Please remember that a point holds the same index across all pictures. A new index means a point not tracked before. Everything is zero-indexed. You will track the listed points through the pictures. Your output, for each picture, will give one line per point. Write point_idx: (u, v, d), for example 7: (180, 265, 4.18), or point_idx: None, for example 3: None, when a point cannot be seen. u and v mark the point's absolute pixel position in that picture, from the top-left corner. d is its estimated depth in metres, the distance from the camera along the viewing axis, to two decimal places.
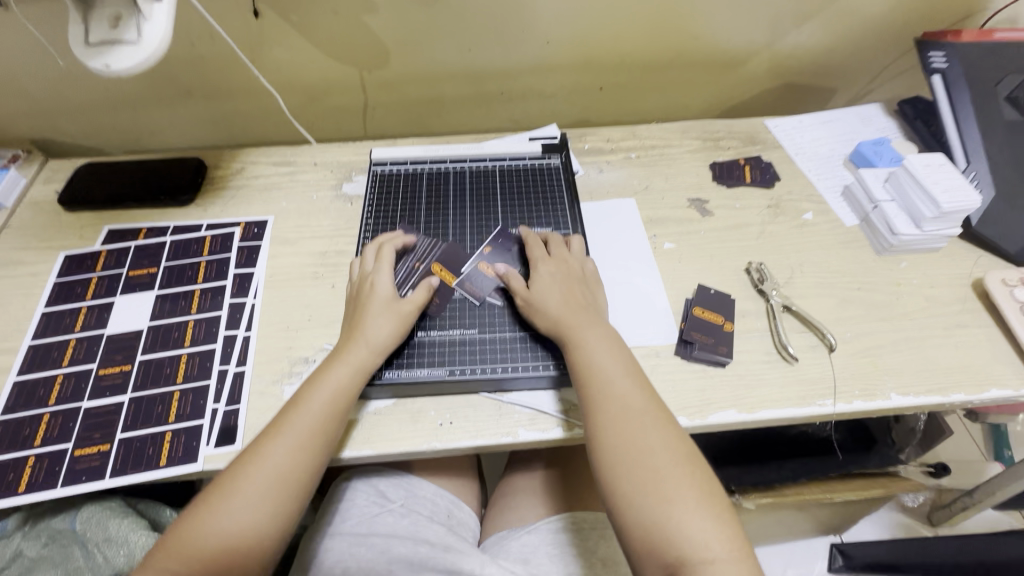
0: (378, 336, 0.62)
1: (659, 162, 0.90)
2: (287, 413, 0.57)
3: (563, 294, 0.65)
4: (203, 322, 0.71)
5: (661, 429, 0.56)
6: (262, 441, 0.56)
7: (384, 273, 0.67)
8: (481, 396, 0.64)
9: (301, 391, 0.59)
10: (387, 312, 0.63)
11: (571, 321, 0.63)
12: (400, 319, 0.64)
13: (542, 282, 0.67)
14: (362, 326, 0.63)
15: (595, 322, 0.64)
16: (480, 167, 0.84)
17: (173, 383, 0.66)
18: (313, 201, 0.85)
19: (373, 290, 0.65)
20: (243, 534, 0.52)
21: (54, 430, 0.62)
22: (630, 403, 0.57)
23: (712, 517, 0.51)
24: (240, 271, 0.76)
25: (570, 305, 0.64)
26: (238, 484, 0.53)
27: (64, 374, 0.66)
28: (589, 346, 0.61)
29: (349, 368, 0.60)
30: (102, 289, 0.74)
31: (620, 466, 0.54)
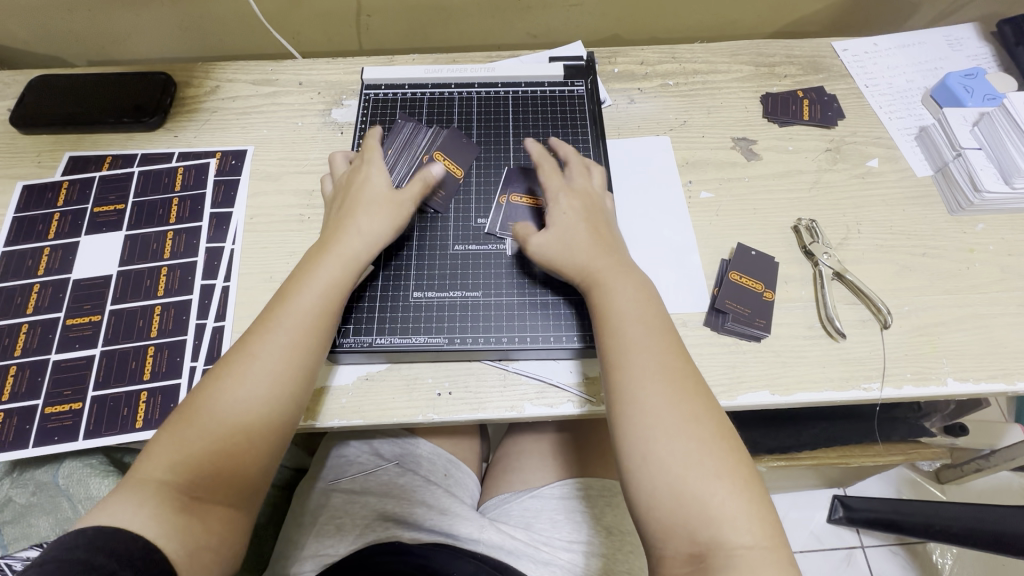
0: (366, 225, 0.55)
1: (701, 92, 0.76)
2: (271, 317, 0.51)
3: (589, 231, 0.56)
4: (177, 270, 0.63)
5: (694, 398, 0.49)
6: (244, 346, 0.50)
7: (378, 167, 0.58)
8: (484, 364, 0.57)
9: (286, 287, 0.53)
10: (378, 203, 0.56)
11: (602, 266, 0.54)
12: (394, 213, 0.56)
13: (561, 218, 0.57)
14: (348, 220, 0.55)
15: (629, 269, 0.55)
16: (490, 94, 0.69)
17: (147, 338, 0.60)
18: (299, 129, 0.74)
19: (366, 184, 0.58)
20: (237, 438, 0.47)
21: (22, 385, 0.57)
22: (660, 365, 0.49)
23: (746, 499, 0.45)
24: (217, 210, 0.67)
25: (599, 245, 0.55)
26: (225, 386, 0.48)
27: (29, 323, 0.61)
28: (620, 295, 0.53)
29: (340, 266, 0.53)
30: (65, 227, 0.67)
31: (646, 433, 0.47)
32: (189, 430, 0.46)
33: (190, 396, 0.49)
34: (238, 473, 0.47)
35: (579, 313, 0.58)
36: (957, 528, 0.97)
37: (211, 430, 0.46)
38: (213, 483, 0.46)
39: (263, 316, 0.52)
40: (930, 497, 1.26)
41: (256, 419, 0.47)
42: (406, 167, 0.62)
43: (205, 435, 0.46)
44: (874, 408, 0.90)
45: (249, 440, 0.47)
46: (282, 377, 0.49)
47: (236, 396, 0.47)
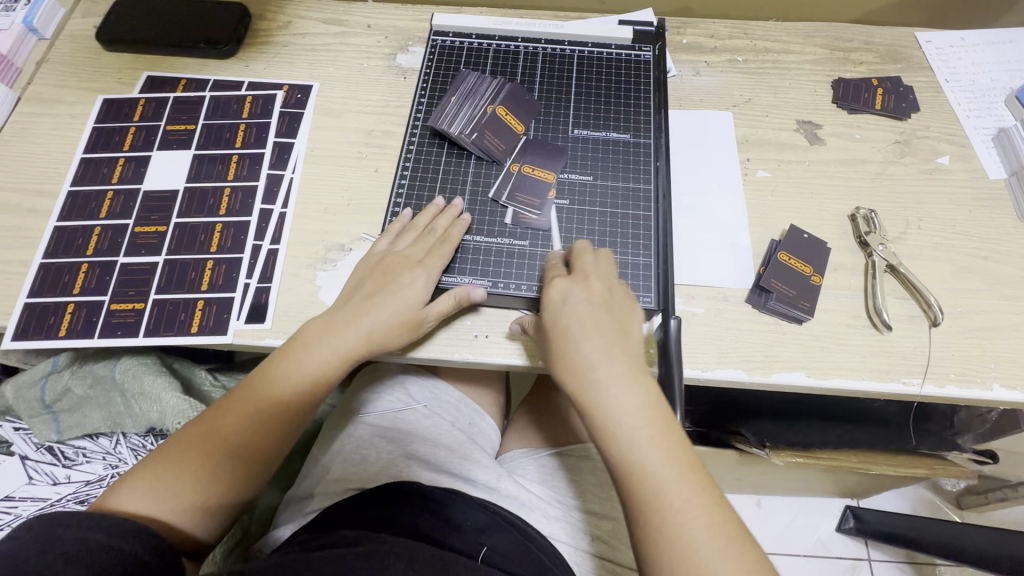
0: (378, 338, 0.53)
1: (771, 70, 0.74)
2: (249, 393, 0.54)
3: (597, 347, 0.49)
4: (239, 192, 0.66)
5: (724, 536, 0.44)
6: (218, 412, 0.54)
7: (426, 274, 0.55)
8: (521, 312, 0.58)
9: (279, 357, 0.55)
10: (398, 311, 0.54)
11: (614, 386, 0.48)
12: (407, 328, 0.54)
13: (561, 311, 0.51)
14: (360, 319, 0.54)
15: (646, 381, 0.48)
16: (556, 51, 0.69)
17: (207, 252, 0.63)
18: (364, 70, 0.75)
19: (402, 284, 0.55)
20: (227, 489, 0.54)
21: (91, 281, 0.61)
22: (687, 507, 0.44)
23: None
24: (280, 140, 0.70)
25: (610, 361, 0.48)
26: (218, 435, 0.54)
27: (101, 227, 0.65)
28: (631, 422, 0.47)
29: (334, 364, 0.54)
30: (140, 140, 0.70)
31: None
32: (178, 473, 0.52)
33: (183, 437, 0.54)
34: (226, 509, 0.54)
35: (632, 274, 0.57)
36: (972, 550, 0.95)
37: (202, 479, 0.52)
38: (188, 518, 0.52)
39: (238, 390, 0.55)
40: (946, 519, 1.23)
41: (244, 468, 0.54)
42: (468, 111, 0.62)
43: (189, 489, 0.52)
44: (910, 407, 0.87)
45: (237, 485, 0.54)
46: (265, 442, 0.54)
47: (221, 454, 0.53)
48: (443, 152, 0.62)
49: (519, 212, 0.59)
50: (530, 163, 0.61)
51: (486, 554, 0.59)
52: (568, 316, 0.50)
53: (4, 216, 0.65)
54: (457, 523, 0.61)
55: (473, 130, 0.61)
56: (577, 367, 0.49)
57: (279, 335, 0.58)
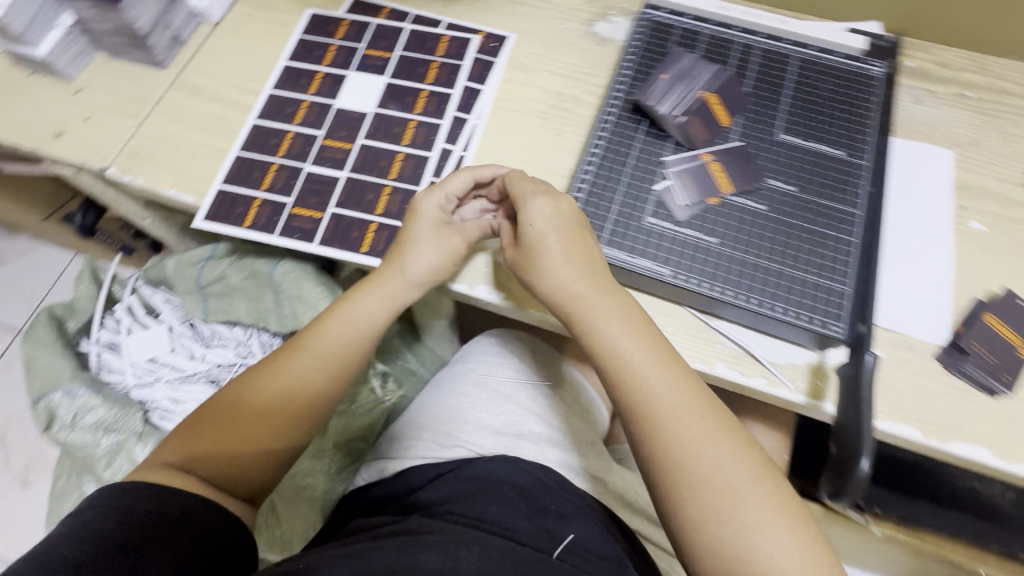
0: (418, 264, 0.56)
1: (1005, 115, 0.66)
2: (261, 369, 0.57)
3: (551, 259, 0.51)
4: (423, 127, 0.67)
5: (719, 422, 0.47)
6: (260, 368, 0.57)
7: (439, 195, 0.57)
8: (685, 310, 0.56)
9: (329, 313, 0.58)
10: (436, 235, 0.57)
11: (582, 298, 0.51)
12: (448, 251, 0.57)
13: (534, 227, 0.52)
14: (403, 253, 0.57)
15: (608, 288, 0.51)
16: (775, 47, 0.64)
17: (386, 178, 0.64)
18: (561, 31, 0.74)
19: (424, 214, 0.57)
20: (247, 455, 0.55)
21: (278, 182, 0.65)
22: (673, 393, 0.48)
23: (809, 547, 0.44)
24: (470, 84, 0.70)
25: (570, 274, 0.51)
26: (264, 387, 0.56)
27: (293, 132, 0.68)
28: (605, 333, 0.50)
29: (346, 316, 0.57)
30: (339, 59, 0.72)
31: (691, 498, 0.45)
32: (218, 424, 0.55)
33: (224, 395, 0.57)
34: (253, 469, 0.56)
35: (822, 299, 0.53)
36: None
37: (235, 424, 0.55)
38: (224, 461, 0.55)
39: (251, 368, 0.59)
40: None
41: (275, 411, 0.56)
42: (679, 92, 0.59)
43: (207, 448, 0.54)
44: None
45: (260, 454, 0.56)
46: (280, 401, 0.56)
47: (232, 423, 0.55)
48: (640, 129, 0.60)
49: (671, 190, 0.57)
50: (721, 163, 0.57)
51: (562, 552, 0.55)
52: (528, 226, 0.53)
53: (210, 105, 0.70)
54: (540, 510, 0.60)
55: (682, 114, 0.58)
56: (544, 283, 0.52)
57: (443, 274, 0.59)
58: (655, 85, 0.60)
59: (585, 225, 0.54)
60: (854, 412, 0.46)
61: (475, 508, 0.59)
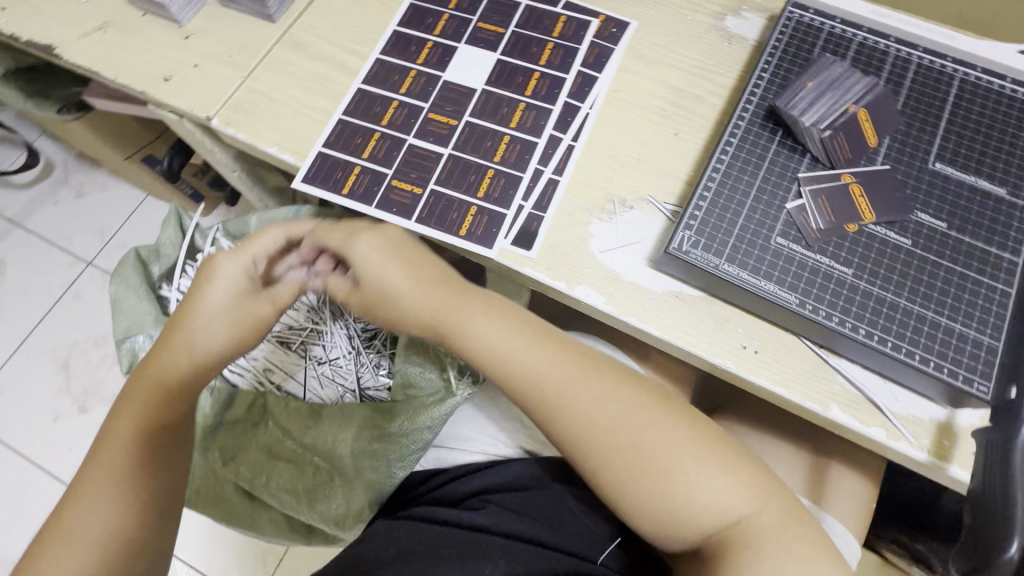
0: (215, 324, 0.55)
1: None
2: (143, 380, 0.53)
3: (399, 283, 0.54)
4: (532, 111, 0.64)
5: (608, 384, 0.49)
6: (125, 401, 0.53)
7: (239, 260, 0.56)
8: (802, 342, 0.52)
9: (171, 333, 0.55)
10: (240, 306, 0.56)
11: (446, 313, 0.53)
12: (257, 313, 0.57)
13: (365, 265, 0.54)
14: (202, 304, 0.55)
15: (467, 295, 0.53)
16: (936, 64, 0.58)
17: (490, 160, 0.61)
18: (689, 22, 0.69)
19: (220, 276, 0.56)
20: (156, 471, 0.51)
21: (379, 152, 0.63)
22: (553, 371, 0.50)
23: (723, 461, 0.47)
24: (585, 70, 0.66)
25: (414, 290, 0.54)
26: (129, 408, 0.53)
27: (398, 102, 0.65)
28: (477, 335, 0.52)
29: (195, 346, 0.54)
30: (450, 29, 0.69)
31: (604, 460, 0.47)
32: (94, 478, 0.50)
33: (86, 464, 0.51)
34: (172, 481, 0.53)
35: (965, 352, 0.48)
36: None
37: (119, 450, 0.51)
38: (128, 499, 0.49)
39: (119, 399, 0.54)
40: None
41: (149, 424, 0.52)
42: (828, 104, 0.54)
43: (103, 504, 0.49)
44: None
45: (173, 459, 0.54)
46: (178, 378, 0.54)
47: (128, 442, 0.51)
48: (775, 140, 0.55)
49: (806, 211, 0.52)
50: (865, 187, 0.52)
51: (606, 558, 0.55)
52: (362, 265, 0.55)
53: (316, 65, 0.68)
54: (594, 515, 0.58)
55: (828, 128, 0.52)
56: (404, 313, 0.54)
57: (542, 269, 0.56)
58: (807, 86, 0.55)
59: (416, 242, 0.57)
60: (1002, 482, 0.41)
61: (525, 503, 0.58)
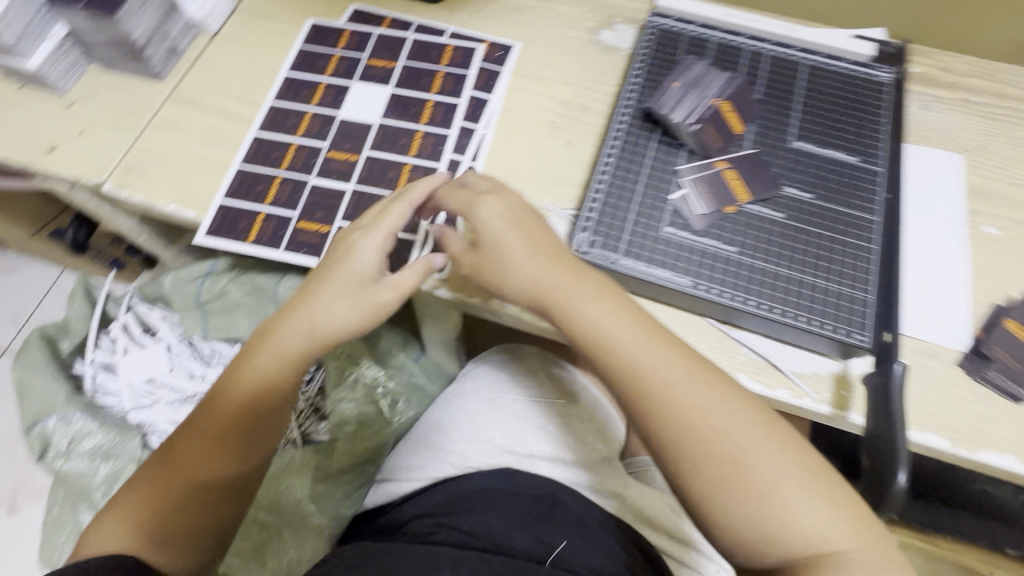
0: (329, 312, 0.52)
1: (1012, 119, 0.67)
2: (211, 403, 0.54)
3: (516, 255, 0.51)
4: (430, 137, 0.66)
5: (710, 392, 0.46)
6: (197, 415, 0.54)
7: (370, 241, 0.54)
8: (706, 322, 0.55)
9: (255, 340, 0.54)
10: (354, 288, 0.53)
11: (559, 286, 0.49)
12: (367, 305, 0.52)
13: (486, 230, 0.52)
14: (316, 300, 0.53)
15: (577, 271, 0.50)
16: (785, 54, 0.64)
17: (394, 190, 0.63)
18: (567, 39, 0.73)
19: (348, 255, 0.53)
20: (198, 486, 0.54)
21: (283, 196, 0.63)
22: (657, 367, 0.46)
23: (829, 499, 0.43)
24: (476, 93, 0.69)
25: (530, 263, 0.50)
26: (195, 428, 0.54)
27: (297, 145, 0.66)
28: (588, 314, 0.48)
29: (300, 336, 0.52)
30: (342, 69, 0.71)
31: (685, 461, 0.44)
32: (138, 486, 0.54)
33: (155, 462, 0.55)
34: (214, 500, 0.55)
35: (845, 308, 0.52)
36: None
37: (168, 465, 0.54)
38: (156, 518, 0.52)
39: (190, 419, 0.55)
40: None
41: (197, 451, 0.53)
42: (690, 99, 0.58)
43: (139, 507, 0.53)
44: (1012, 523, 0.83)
45: (212, 485, 0.54)
46: (230, 419, 0.53)
47: (182, 459, 0.53)
48: (653, 138, 0.59)
49: (688, 200, 0.56)
50: (737, 170, 0.56)
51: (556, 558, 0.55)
52: (482, 228, 0.52)
53: (210, 117, 0.68)
54: (538, 517, 0.59)
55: (695, 122, 0.57)
56: (511, 282, 0.51)
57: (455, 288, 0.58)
58: (666, 97, 0.59)
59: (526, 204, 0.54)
60: (885, 424, 0.46)
61: (470, 520, 0.58)
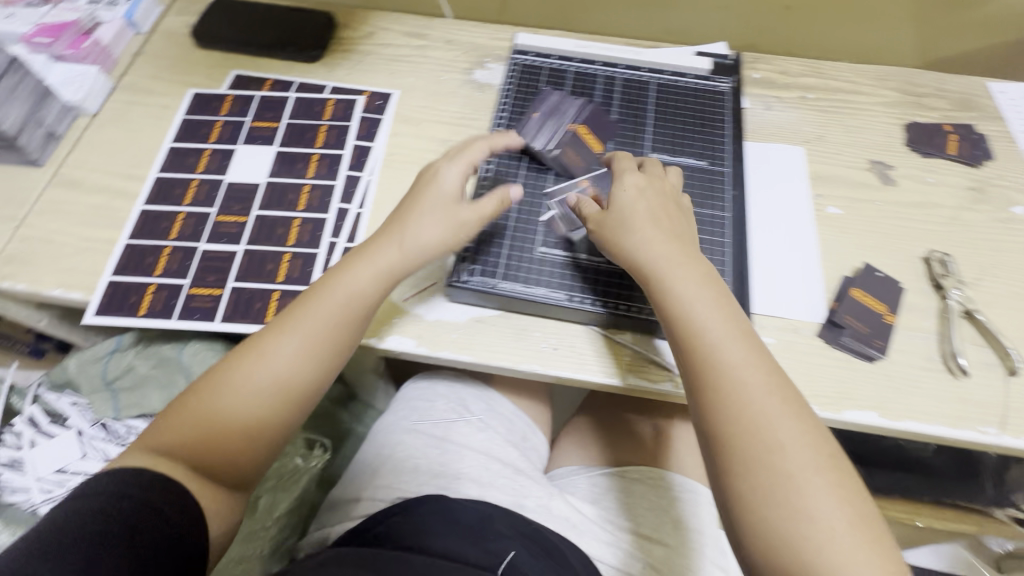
0: (417, 235, 0.56)
1: (841, 110, 0.75)
2: (243, 376, 0.53)
3: (642, 228, 0.54)
4: (318, 190, 0.68)
5: (791, 408, 0.46)
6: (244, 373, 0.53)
7: (455, 168, 0.58)
8: (591, 330, 0.59)
9: (297, 315, 0.55)
10: (436, 210, 0.57)
11: (663, 261, 0.53)
12: (451, 226, 0.56)
13: (625, 195, 0.56)
14: (406, 223, 0.57)
15: (687, 258, 0.53)
16: (635, 76, 0.70)
17: (285, 245, 0.65)
18: (442, 82, 0.78)
19: (434, 180, 0.58)
20: (234, 436, 0.52)
21: (173, 265, 0.64)
22: (743, 366, 0.47)
23: (870, 538, 0.42)
24: (359, 142, 0.72)
25: (656, 240, 0.53)
26: (228, 392, 0.52)
27: (185, 213, 0.67)
28: (682, 293, 0.51)
29: (373, 268, 0.55)
30: (226, 134, 0.73)
31: (738, 433, 0.45)
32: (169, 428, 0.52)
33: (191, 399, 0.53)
34: (238, 462, 0.53)
35: None
36: None
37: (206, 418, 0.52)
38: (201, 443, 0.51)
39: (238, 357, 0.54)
40: None
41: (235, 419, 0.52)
42: (553, 128, 0.63)
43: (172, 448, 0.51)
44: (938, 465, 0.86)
45: (247, 442, 0.52)
46: (270, 398, 0.53)
47: (238, 407, 0.52)
48: (522, 166, 0.64)
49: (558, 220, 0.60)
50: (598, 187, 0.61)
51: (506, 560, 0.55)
52: (620, 194, 0.56)
53: (94, 196, 0.68)
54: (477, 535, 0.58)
55: (555, 147, 0.62)
56: (625, 244, 0.54)
57: None
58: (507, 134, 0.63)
59: (672, 194, 0.58)
60: None
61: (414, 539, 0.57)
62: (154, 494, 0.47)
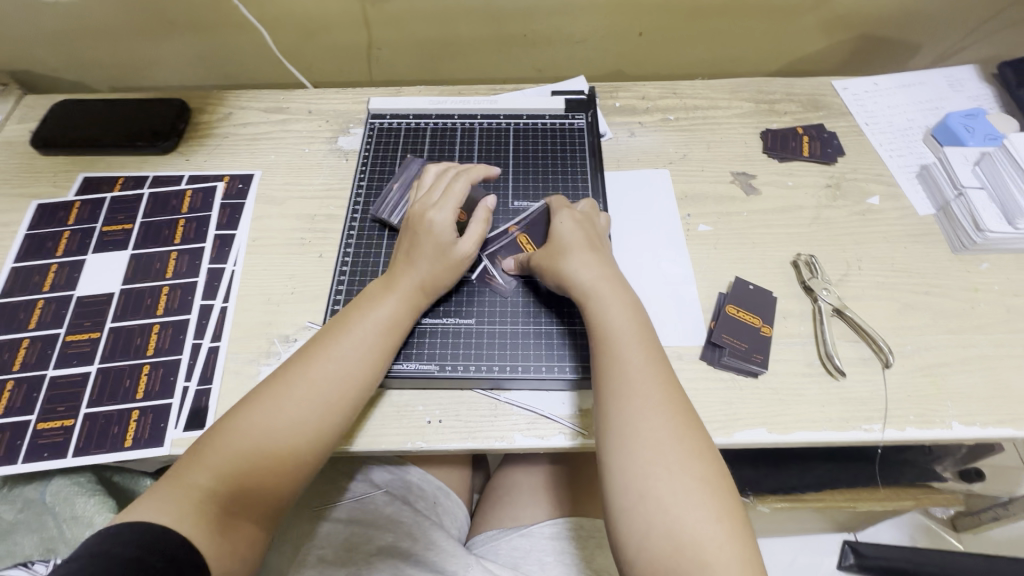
0: (433, 271, 0.57)
1: (702, 126, 0.77)
2: (251, 434, 0.48)
3: (575, 254, 0.57)
4: (178, 289, 0.64)
5: (690, 425, 0.48)
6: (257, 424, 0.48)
7: (447, 210, 0.58)
8: (475, 393, 0.57)
9: (298, 371, 0.51)
10: (442, 249, 0.57)
11: (593, 281, 0.55)
12: (455, 263, 0.58)
13: (560, 233, 0.59)
14: (417, 257, 0.57)
15: (611, 279, 0.56)
16: (493, 125, 0.73)
17: (143, 356, 0.60)
18: (305, 155, 0.76)
19: (434, 218, 0.58)
20: (271, 473, 0.47)
21: (17, 400, 0.58)
22: (645, 375, 0.49)
23: (738, 539, 0.43)
24: (221, 232, 0.69)
25: (588, 262, 0.56)
26: (244, 437, 0.47)
27: (30, 338, 0.62)
28: (604, 309, 0.53)
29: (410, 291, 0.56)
30: (74, 245, 0.68)
31: (643, 440, 0.46)
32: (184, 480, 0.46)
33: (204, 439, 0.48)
34: (273, 505, 0.48)
35: (570, 342, 0.59)
36: None
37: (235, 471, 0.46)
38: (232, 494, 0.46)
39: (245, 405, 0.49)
40: (945, 546, 1.15)
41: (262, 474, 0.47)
42: None
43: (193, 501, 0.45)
44: (876, 449, 0.85)
45: (282, 480, 0.48)
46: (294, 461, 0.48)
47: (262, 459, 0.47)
48: (384, 236, 0.66)
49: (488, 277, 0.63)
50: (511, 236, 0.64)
51: None
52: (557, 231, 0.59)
53: None
54: None
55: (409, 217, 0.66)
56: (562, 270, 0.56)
57: None
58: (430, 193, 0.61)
59: (600, 233, 0.61)
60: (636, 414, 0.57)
61: None
62: (163, 552, 0.41)
